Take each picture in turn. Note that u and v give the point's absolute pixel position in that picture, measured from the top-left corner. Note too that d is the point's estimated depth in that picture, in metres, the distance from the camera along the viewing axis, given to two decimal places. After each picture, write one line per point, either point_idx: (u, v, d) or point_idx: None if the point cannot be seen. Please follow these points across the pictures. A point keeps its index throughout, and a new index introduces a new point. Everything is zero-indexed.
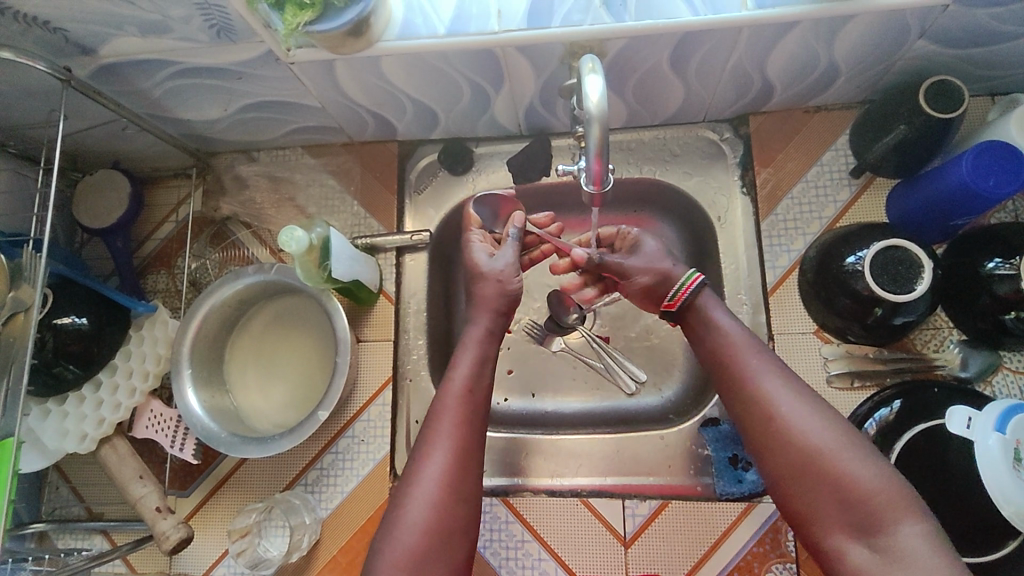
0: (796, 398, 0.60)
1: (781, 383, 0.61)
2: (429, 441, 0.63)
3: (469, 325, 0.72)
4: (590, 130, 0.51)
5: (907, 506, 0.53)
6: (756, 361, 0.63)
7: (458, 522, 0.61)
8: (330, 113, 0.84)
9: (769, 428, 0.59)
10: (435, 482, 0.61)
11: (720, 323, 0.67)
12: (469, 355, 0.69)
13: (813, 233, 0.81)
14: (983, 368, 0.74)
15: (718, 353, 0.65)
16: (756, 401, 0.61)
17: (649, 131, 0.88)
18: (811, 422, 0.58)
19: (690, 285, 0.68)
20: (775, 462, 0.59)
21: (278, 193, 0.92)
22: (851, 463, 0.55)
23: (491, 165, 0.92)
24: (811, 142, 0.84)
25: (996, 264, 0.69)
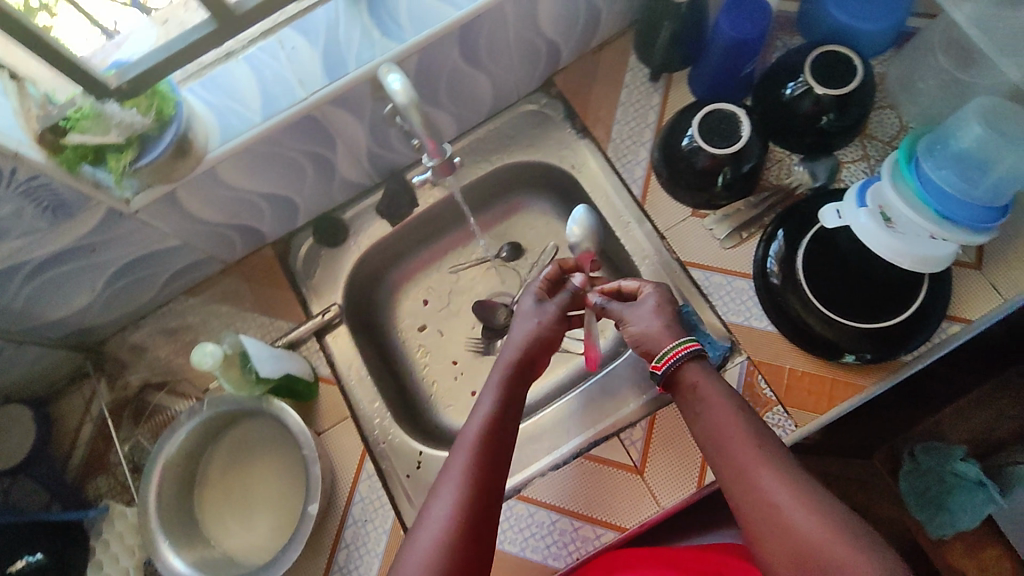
0: (794, 489, 0.54)
1: (774, 466, 0.56)
2: (447, 473, 0.61)
3: (504, 354, 0.72)
4: (410, 112, 0.64)
5: None
6: (749, 450, 0.57)
7: (473, 552, 0.56)
8: (195, 245, 0.86)
9: (768, 526, 0.54)
10: (447, 511, 0.57)
11: (705, 395, 0.62)
12: (495, 392, 0.68)
13: (649, 140, 0.91)
14: (831, 170, 0.85)
15: (706, 433, 0.61)
16: (753, 491, 0.56)
17: (481, 128, 0.97)
18: (807, 510, 0.53)
19: (681, 349, 0.65)
20: (775, 559, 0.53)
21: (180, 342, 0.91)
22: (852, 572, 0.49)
23: (365, 223, 0.96)
24: (610, 73, 0.95)
25: (793, 88, 0.82)
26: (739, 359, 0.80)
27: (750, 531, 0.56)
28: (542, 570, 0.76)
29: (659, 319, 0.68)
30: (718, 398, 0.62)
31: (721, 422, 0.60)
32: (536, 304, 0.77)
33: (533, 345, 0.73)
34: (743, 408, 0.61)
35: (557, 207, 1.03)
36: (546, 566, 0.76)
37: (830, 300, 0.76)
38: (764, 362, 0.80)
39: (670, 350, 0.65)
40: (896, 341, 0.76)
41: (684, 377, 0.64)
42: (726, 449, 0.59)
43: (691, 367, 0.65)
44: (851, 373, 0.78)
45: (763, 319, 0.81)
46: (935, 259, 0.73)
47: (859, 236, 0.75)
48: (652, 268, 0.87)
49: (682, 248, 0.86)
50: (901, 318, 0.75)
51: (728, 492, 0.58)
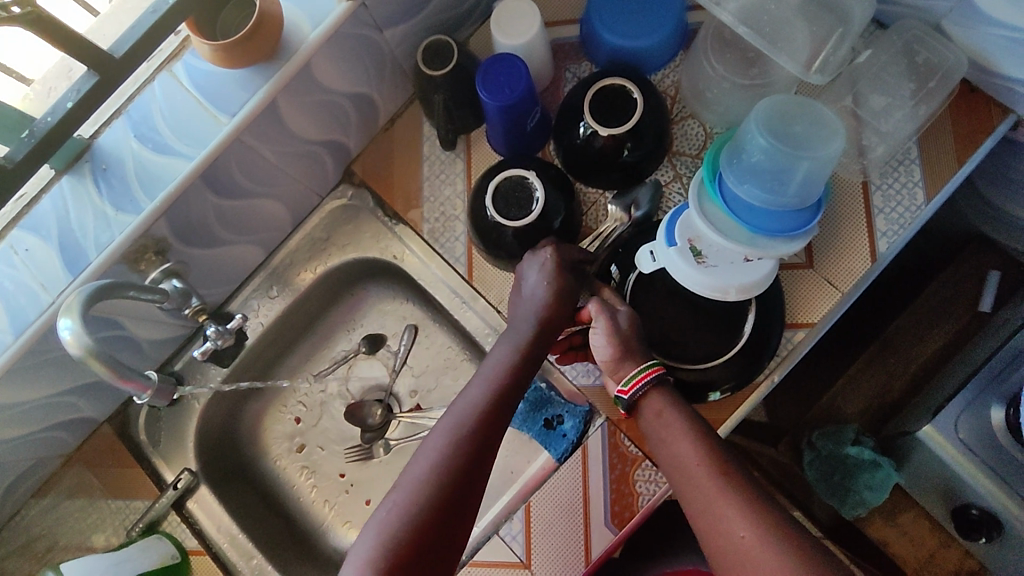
0: (757, 529, 0.55)
1: (738, 504, 0.57)
2: (428, 440, 0.64)
3: (508, 329, 0.71)
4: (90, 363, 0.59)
5: None
6: (716, 491, 0.58)
7: (432, 530, 0.59)
8: (12, 457, 0.80)
9: (732, 562, 0.55)
10: (416, 478, 0.61)
11: (675, 420, 0.63)
12: (500, 365, 0.67)
13: (463, 210, 0.86)
14: (653, 195, 0.80)
15: (671, 460, 0.62)
16: (716, 523, 0.57)
17: (293, 238, 0.91)
18: (762, 551, 0.54)
19: (648, 374, 0.65)
20: None
21: (34, 555, 0.85)
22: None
23: (201, 369, 0.90)
24: (408, 148, 0.89)
25: (585, 128, 0.76)
26: (599, 420, 0.78)
27: (715, 562, 0.57)
28: None
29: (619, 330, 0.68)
30: (687, 425, 0.62)
31: (685, 460, 0.61)
32: (546, 266, 0.71)
33: (542, 320, 0.69)
34: (708, 436, 0.62)
35: (402, 289, 0.98)
36: None
37: (666, 340, 0.75)
38: (624, 420, 0.77)
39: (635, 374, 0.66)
40: (744, 367, 0.74)
41: (647, 407, 0.65)
42: (691, 486, 0.60)
43: (653, 394, 0.65)
44: (710, 409, 0.77)
45: None
46: (756, 283, 0.70)
47: (676, 275, 0.73)
48: None
49: None
50: (739, 347, 0.73)
51: (694, 523, 0.59)
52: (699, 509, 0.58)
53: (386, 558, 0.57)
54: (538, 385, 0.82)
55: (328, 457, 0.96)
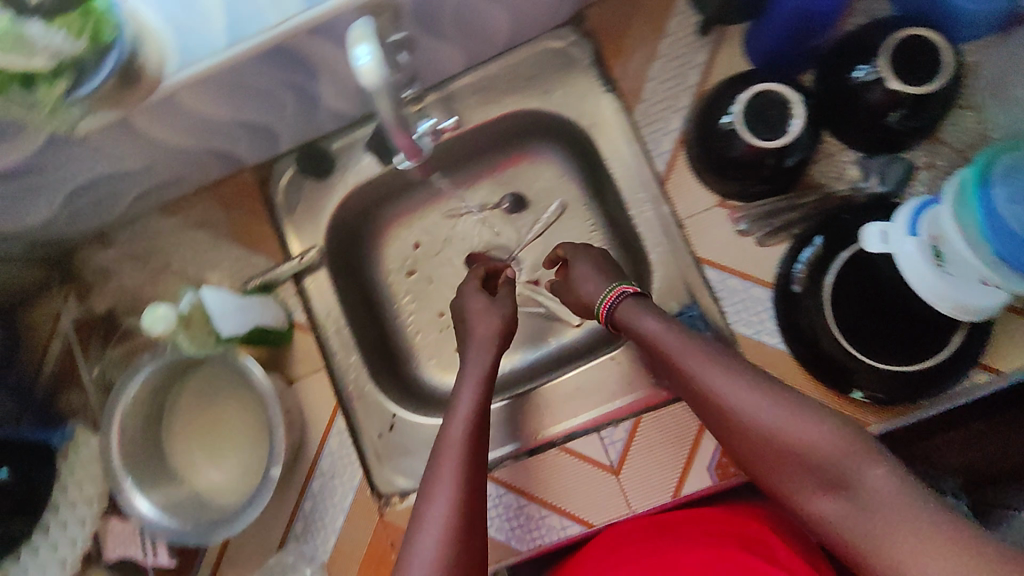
0: (801, 420, 0.55)
1: (769, 404, 0.57)
2: (443, 464, 0.63)
3: (462, 372, 0.73)
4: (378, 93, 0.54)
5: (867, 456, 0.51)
6: (743, 398, 0.58)
7: (475, 522, 0.60)
8: (161, 168, 0.78)
9: (762, 446, 0.56)
10: (450, 495, 0.60)
11: (652, 332, 0.66)
12: (471, 396, 0.69)
13: (686, 106, 0.77)
14: (903, 176, 0.72)
15: (676, 373, 0.64)
16: (735, 414, 0.58)
17: (495, 62, 0.83)
18: (792, 422, 0.55)
19: (615, 296, 0.71)
20: (781, 477, 0.56)
21: (151, 267, 0.86)
22: (844, 463, 0.52)
23: (354, 156, 0.86)
24: (655, 14, 0.78)
25: (865, 72, 0.67)
26: None
27: (743, 454, 0.59)
28: (504, 549, 0.78)
29: (639, 303, 0.70)
30: (695, 349, 0.63)
31: (693, 376, 0.62)
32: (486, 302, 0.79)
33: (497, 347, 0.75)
34: (692, 338, 0.64)
35: (570, 160, 0.90)
36: (508, 545, 0.78)
37: (852, 334, 0.69)
38: None
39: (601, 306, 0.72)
40: (911, 387, 0.70)
41: (626, 322, 0.69)
42: (699, 399, 0.62)
43: (653, 323, 0.67)
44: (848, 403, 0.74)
45: (776, 335, 0.74)
46: (978, 308, 0.63)
47: (902, 265, 0.66)
48: (664, 257, 0.78)
49: (700, 240, 0.76)
50: (919, 367, 0.69)
51: (720, 432, 0.61)
52: (710, 409, 0.61)
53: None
54: (693, 311, 0.76)
55: (437, 293, 0.94)
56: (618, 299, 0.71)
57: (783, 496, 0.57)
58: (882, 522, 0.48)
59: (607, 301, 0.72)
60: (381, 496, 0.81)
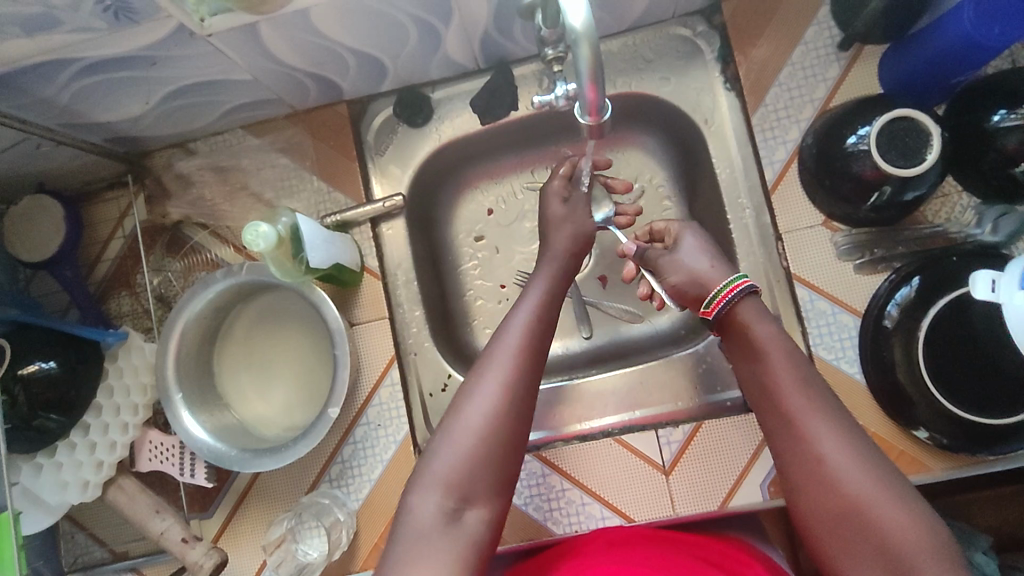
0: (899, 502, 0.50)
1: (872, 474, 0.51)
2: (495, 353, 0.61)
3: (539, 265, 0.72)
4: (579, 52, 0.47)
5: (954, 572, 0.47)
6: (860, 474, 0.51)
7: (512, 440, 0.57)
8: (265, 84, 0.75)
9: (841, 511, 0.51)
10: (491, 396, 0.58)
11: (761, 339, 0.60)
12: (538, 294, 0.68)
13: (807, 119, 0.75)
14: (1016, 231, 0.70)
15: (759, 386, 0.59)
16: (823, 468, 0.52)
17: (616, 39, 0.81)
18: (895, 512, 0.49)
19: (728, 294, 0.63)
20: (834, 539, 0.51)
21: (228, 183, 0.83)
22: (929, 570, 0.47)
23: (454, 110, 0.84)
24: (792, 19, 0.76)
25: (1002, 117, 0.66)
26: None
27: (805, 501, 0.53)
28: (538, 529, 0.76)
29: (788, 346, 0.59)
30: (817, 391, 0.56)
31: (791, 406, 0.55)
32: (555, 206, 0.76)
33: (573, 247, 0.74)
34: (801, 361, 0.58)
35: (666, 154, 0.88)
36: (543, 527, 0.77)
37: (942, 380, 0.67)
38: None
39: (719, 294, 0.64)
40: (978, 440, 0.68)
41: (728, 321, 0.63)
42: (780, 424, 0.56)
43: (781, 361, 0.58)
44: (911, 445, 0.73)
45: (854, 365, 0.74)
46: None
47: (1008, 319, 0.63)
48: (753, 267, 0.77)
49: (796, 257, 0.75)
50: (997, 424, 0.66)
51: (786, 464, 0.55)
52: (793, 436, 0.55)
53: (474, 475, 0.56)
54: None
55: (503, 264, 0.92)
56: (742, 293, 0.63)
57: (830, 563, 0.52)
58: None
59: (710, 299, 0.65)
60: (422, 455, 0.80)
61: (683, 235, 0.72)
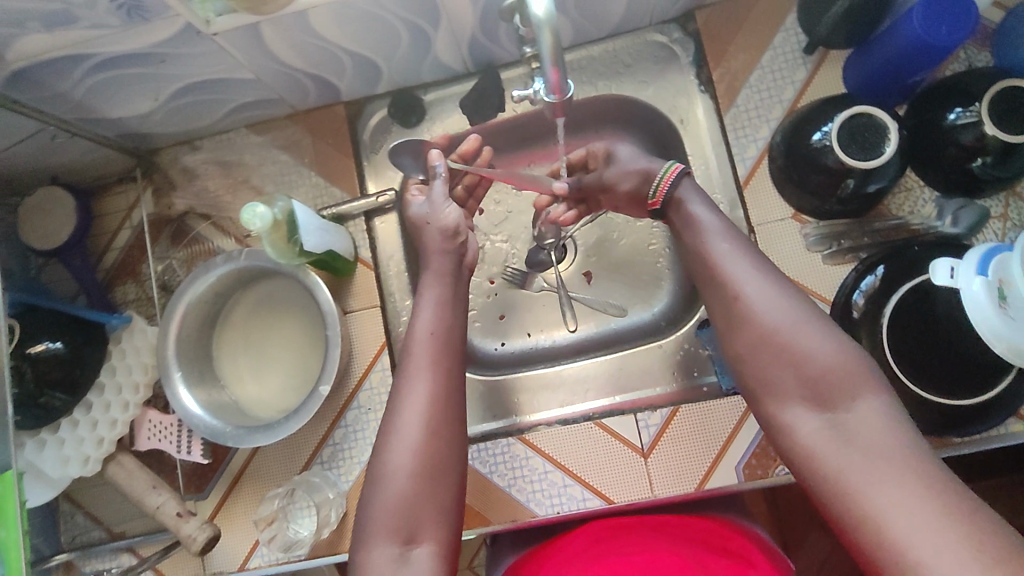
0: (812, 330, 0.58)
1: (789, 308, 0.59)
2: (408, 377, 0.66)
3: (424, 275, 0.74)
4: (541, 36, 0.51)
5: (864, 384, 0.55)
6: (781, 309, 0.59)
7: (438, 466, 0.62)
8: (266, 83, 0.80)
9: (765, 345, 0.58)
10: (412, 431, 0.62)
11: (697, 214, 0.67)
12: (433, 301, 0.71)
13: (777, 118, 0.80)
14: (975, 223, 0.74)
15: (692, 247, 0.66)
16: (751, 311, 0.59)
17: (597, 45, 0.86)
18: (812, 339, 0.57)
19: (672, 175, 0.70)
20: (760, 373, 0.58)
21: (231, 177, 0.88)
22: (839, 383, 0.55)
23: (445, 110, 0.89)
24: (761, 26, 0.81)
25: (958, 115, 0.70)
26: None
27: (735, 346, 0.61)
28: (521, 511, 0.79)
29: (720, 216, 0.67)
30: (740, 246, 0.64)
31: (721, 261, 0.63)
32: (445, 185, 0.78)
33: (455, 248, 0.75)
34: (730, 225, 0.66)
35: None
36: (526, 508, 0.79)
37: (907, 364, 0.70)
38: None
39: (660, 182, 0.70)
40: (949, 422, 0.71)
41: (666, 201, 0.70)
42: (713, 278, 0.63)
43: (714, 227, 0.65)
44: None
45: None
46: None
47: (967, 305, 0.67)
48: None
49: (768, 248, 0.79)
50: (962, 404, 0.69)
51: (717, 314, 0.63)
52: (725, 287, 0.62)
53: (417, 505, 0.60)
54: None
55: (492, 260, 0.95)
56: (676, 179, 0.70)
57: (756, 395, 0.59)
58: (854, 444, 0.52)
59: (653, 185, 0.71)
60: None
61: (612, 147, 0.80)
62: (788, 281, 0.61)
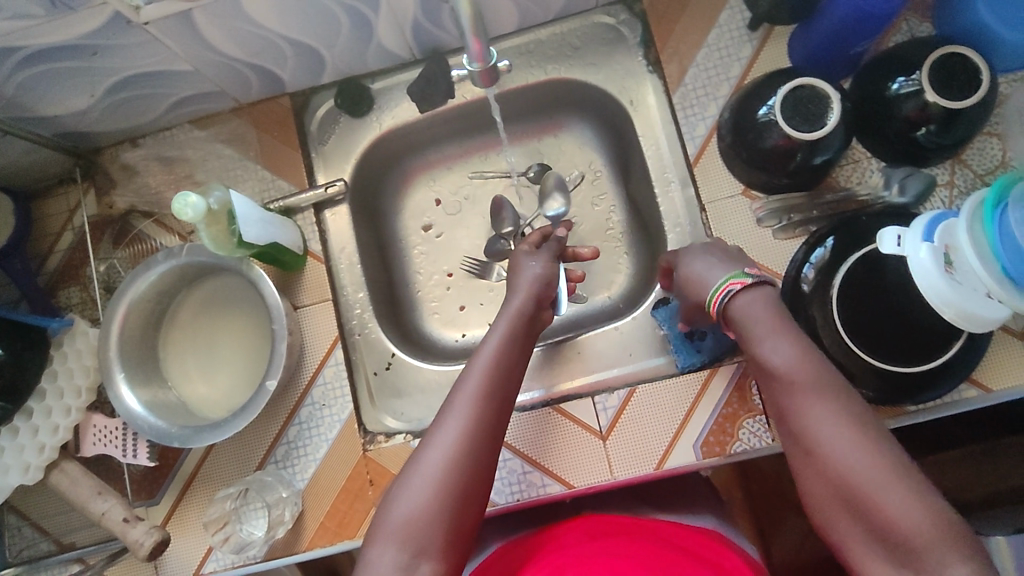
0: (899, 489, 0.50)
1: (871, 462, 0.51)
2: (452, 410, 0.59)
3: (500, 311, 0.69)
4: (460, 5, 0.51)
5: (954, 550, 0.48)
6: (860, 460, 0.52)
7: (468, 491, 0.56)
8: (207, 75, 0.78)
9: (838, 497, 0.52)
10: (447, 452, 0.57)
11: (759, 331, 0.60)
12: (499, 339, 0.65)
13: (724, 95, 0.79)
14: (923, 191, 0.73)
15: (758, 369, 0.60)
16: (821, 457, 0.53)
17: (545, 29, 0.85)
18: (893, 496, 0.50)
19: (723, 292, 0.63)
20: (832, 517, 0.53)
21: (175, 173, 0.86)
22: (931, 552, 0.48)
23: (394, 100, 0.88)
24: (706, 4, 0.81)
25: (901, 84, 0.69)
26: (739, 358, 0.77)
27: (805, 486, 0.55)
28: None
29: (801, 351, 0.58)
30: (816, 382, 0.56)
31: (791, 392, 0.56)
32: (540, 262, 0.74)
33: (537, 294, 0.70)
34: (802, 341, 0.59)
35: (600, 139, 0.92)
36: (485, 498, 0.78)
37: (858, 334, 0.70)
38: None
39: (715, 295, 0.64)
40: (903, 389, 0.71)
41: (729, 314, 0.63)
42: (782, 410, 0.57)
43: (774, 340, 0.58)
44: None
45: None
46: (982, 318, 0.64)
47: (914, 271, 0.67)
48: (680, 238, 0.81)
49: (719, 226, 0.78)
50: (914, 370, 0.70)
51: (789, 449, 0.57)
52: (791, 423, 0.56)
53: (427, 539, 0.54)
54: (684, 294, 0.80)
55: (448, 251, 0.94)
56: (730, 294, 0.62)
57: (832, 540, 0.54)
58: None
59: (716, 299, 0.63)
60: (367, 433, 0.81)
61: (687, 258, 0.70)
62: (866, 416, 0.54)
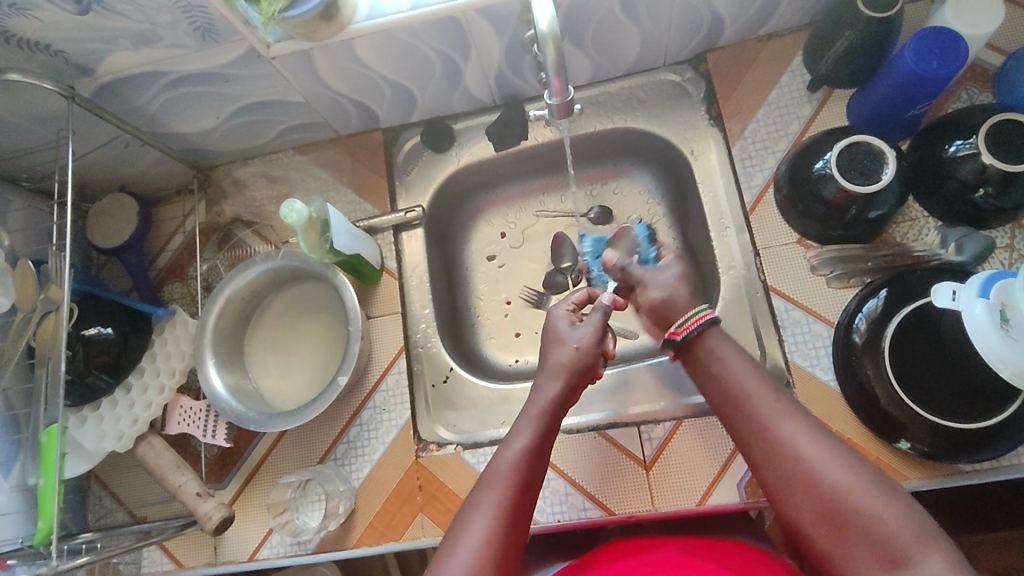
0: (878, 492, 0.55)
1: (845, 466, 0.57)
2: (478, 507, 0.62)
3: (528, 404, 0.71)
4: (545, 47, 0.61)
5: (931, 541, 0.52)
6: (835, 466, 0.57)
7: None
8: (315, 108, 0.90)
9: (816, 502, 0.57)
10: (474, 555, 0.58)
11: (724, 359, 0.67)
12: (528, 437, 0.67)
13: (782, 150, 0.84)
14: (981, 252, 0.75)
15: (723, 393, 0.66)
16: (791, 464, 0.58)
17: (614, 83, 0.93)
18: (865, 489, 0.55)
19: (699, 319, 0.69)
20: (810, 519, 0.57)
21: (277, 191, 0.97)
22: (914, 548, 0.52)
23: (472, 138, 0.97)
24: (767, 68, 0.87)
25: (958, 147, 0.73)
26: None
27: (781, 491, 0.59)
28: None
29: (755, 373, 0.65)
30: (780, 401, 0.62)
31: (755, 405, 0.63)
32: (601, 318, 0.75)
33: (574, 380, 0.72)
34: (761, 371, 0.66)
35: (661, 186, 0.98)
36: None
37: (912, 386, 0.71)
38: (813, 414, 0.77)
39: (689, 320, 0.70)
40: (960, 447, 0.70)
41: (698, 343, 0.69)
42: (745, 424, 0.63)
43: (736, 364, 0.66)
44: (890, 453, 0.75)
45: (829, 372, 0.78)
46: None
47: (969, 326, 0.67)
48: (733, 280, 0.84)
49: (773, 271, 0.82)
50: (973, 428, 0.69)
51: (759, 464, 0.61)
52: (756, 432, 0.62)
53: None
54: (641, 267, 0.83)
55: (512, 281, 1.00)
56: (705, 323, 0.69)
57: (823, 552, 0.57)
58: None
59: (686, 322, 0.69)
60: (420, 440, 0.86)
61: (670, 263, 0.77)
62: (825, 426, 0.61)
